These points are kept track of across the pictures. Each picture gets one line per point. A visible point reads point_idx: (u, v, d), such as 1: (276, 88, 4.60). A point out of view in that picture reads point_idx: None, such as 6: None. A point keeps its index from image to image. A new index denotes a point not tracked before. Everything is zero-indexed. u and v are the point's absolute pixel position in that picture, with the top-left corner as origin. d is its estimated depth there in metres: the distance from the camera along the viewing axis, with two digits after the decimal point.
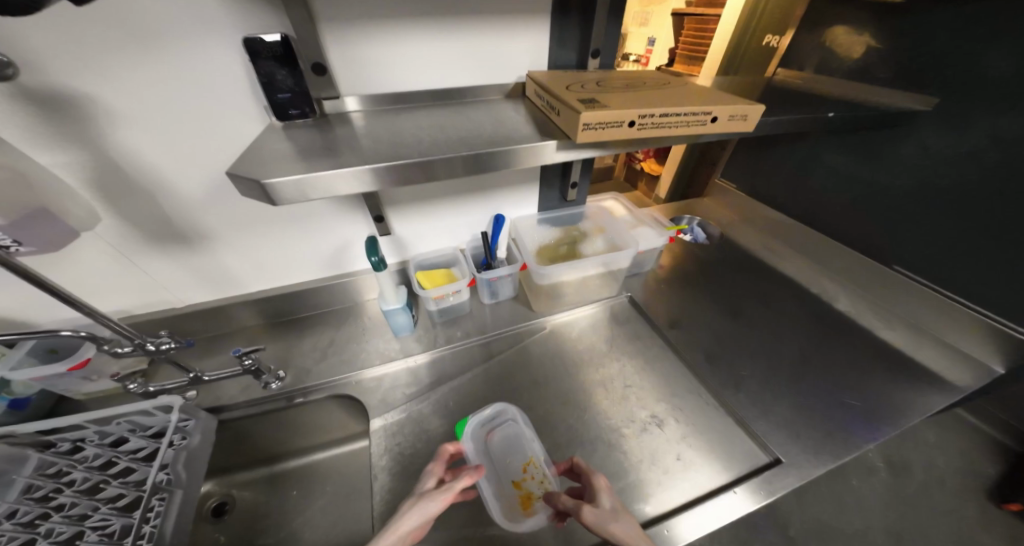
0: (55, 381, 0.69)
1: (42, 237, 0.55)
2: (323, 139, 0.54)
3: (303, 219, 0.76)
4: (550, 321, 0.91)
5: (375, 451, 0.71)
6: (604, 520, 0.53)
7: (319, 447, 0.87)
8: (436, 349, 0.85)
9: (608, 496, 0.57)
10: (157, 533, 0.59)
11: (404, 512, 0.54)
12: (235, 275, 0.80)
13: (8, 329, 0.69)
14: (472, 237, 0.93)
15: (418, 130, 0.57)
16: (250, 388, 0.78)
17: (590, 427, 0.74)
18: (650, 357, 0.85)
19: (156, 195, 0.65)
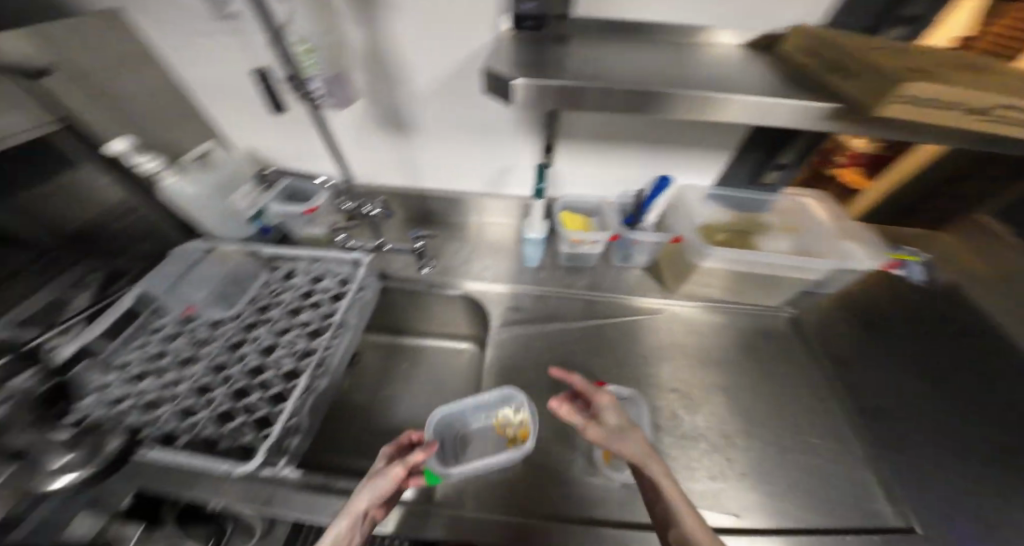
0: (288, 219, 0.84)
1: (341, 96, 0.72)
2: (554, 53, 0.55)
3: (488, 132, 0.82)
4: (686, 305, 0.85)
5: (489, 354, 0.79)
6: (612, 438, 0.51)
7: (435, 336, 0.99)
8: (562, 290, 0.87)
9: (613, 414, 0.55)
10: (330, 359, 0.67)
11: (358, 493, 0.48)
12: (416, 169, 0.91)
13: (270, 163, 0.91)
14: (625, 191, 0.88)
15: (643, 64, 0.55)
16: (402, 266, 0.91)
17: (697, 421, 0.70)
18: (782, 382, 0.75)
19: (399, 82, 0.75)
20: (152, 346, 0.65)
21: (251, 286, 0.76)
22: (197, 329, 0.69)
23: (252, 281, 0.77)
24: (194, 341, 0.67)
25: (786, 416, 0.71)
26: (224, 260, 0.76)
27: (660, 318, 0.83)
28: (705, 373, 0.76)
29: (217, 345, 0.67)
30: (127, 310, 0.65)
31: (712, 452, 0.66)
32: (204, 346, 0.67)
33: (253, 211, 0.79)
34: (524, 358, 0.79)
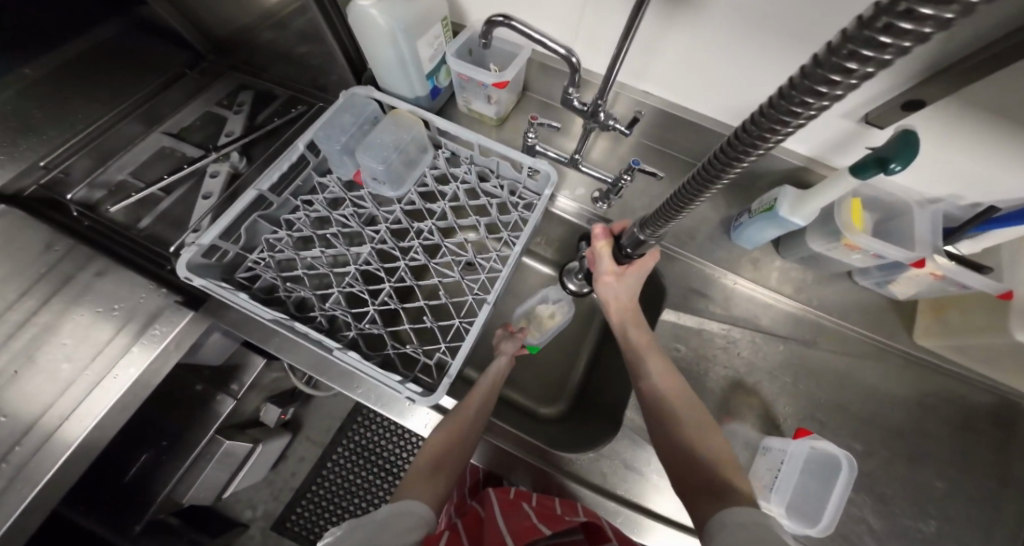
0: (466, 86, 0.65)
1: None
2: None
3: (801, 59, 0.50)
4: (916, 360, 0.65)
5: (655, 347, 0.65)
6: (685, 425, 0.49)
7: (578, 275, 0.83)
8: (762, 289, 0.68)
9: (687, 411, 0.51)
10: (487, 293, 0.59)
11: (489, 369, 0.62)
12: (655, 62, 0.61)
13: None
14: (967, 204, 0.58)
15: None
16: (579, 193, 0.71)
17: (874, 502, 0.59)
18: (992, 486, 0.60)
19: None
20: (316, 208, 0.60)
21: (421, 164, 0.63)
22: (358, 200, 0.62)
23: (421, 157, 0.63)
24: (356, 216, 0.61)
25: (979, 525, 0.58)
26: (402, 124, 0.60)
27: (875, 364, 0.65)
28: (905, 444, 0.61)
29: (378, 229, 0.60)
30: (295, 160, 0.59)
31: (881, 541, 0.57)
32: (364, 226, 0.61)
33: (433, 65, 0.62)
34: (698, 360, 0.64)
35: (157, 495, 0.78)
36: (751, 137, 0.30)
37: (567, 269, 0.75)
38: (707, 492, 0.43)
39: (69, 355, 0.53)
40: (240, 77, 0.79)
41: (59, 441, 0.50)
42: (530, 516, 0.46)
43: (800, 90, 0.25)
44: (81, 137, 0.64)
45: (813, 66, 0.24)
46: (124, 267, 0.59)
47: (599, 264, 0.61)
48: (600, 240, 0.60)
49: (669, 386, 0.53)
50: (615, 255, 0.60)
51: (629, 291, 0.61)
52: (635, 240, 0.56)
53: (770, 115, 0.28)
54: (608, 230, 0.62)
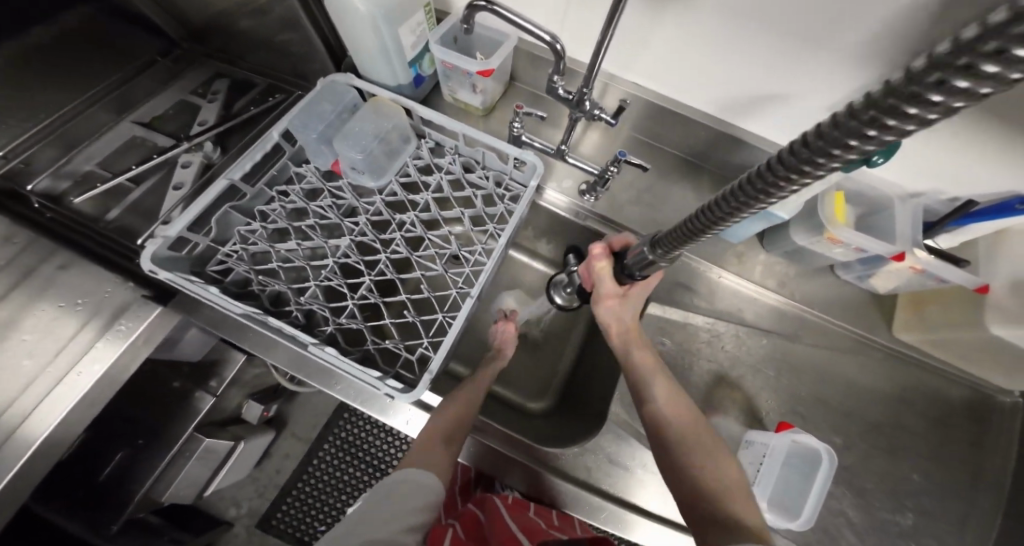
0: (451, 74, 0.63)
1: None
2: None
3: (788, 53, 0.50)
4: (895, 353, 0.67)
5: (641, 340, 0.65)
6: (700, 456, 0.49)
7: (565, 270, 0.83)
8: (747, 282, 0.68)
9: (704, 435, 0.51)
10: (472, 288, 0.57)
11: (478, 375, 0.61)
12: (642, 53, 0.60)
13: None
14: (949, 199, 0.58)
15: None
16: (566, 185, 0.70)
17: (854, 492, 0.60)
18: (964, 478, 0.61)
19: None
20: (292, 199, 0.58)
21: (403, 155, 0.61)
22: (337, 191, 0.61)
23: (403, 147, 0.62)
24: (334, 207, 0.59)
25: (951, 515, 0.59)
26: (382, 113, 0.58)
27: (857, 357, 0.66)
28: (883, 437, 0.62)
29: (358, 220, 0.59)
30: (270, 149, 0.57)
31: (860, 532, 0.58)
32: (344, 218, 0.59)
33: (416, 52, 0.60)
34: (683, 354, 0.65)
35: (134, 494, 0.76)
36: (766, 183, 0.26)
37: (556, 281, 0.74)
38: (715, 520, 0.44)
39: (30, 351, 0.50)
40: (217, 64, 0.76)
41: (21, 438, 0.48)
42: (538, 521, 0.50)
43: (791, 162, 0.24)
44: (43, 125, 0.60)
45: (845, 115, 0.20)
46: (90, 260, 0.56)
47: (600, 285, 0.59)
48: (599, 260, 0.58)
49: (671, 408, 0.52)
50: (616, 276, 0.57)
51: (627, 316, 0.60)
52: (640, 263, 0.49)
53: (774, 170, 0.25)
54: (608, 248, 0.59)
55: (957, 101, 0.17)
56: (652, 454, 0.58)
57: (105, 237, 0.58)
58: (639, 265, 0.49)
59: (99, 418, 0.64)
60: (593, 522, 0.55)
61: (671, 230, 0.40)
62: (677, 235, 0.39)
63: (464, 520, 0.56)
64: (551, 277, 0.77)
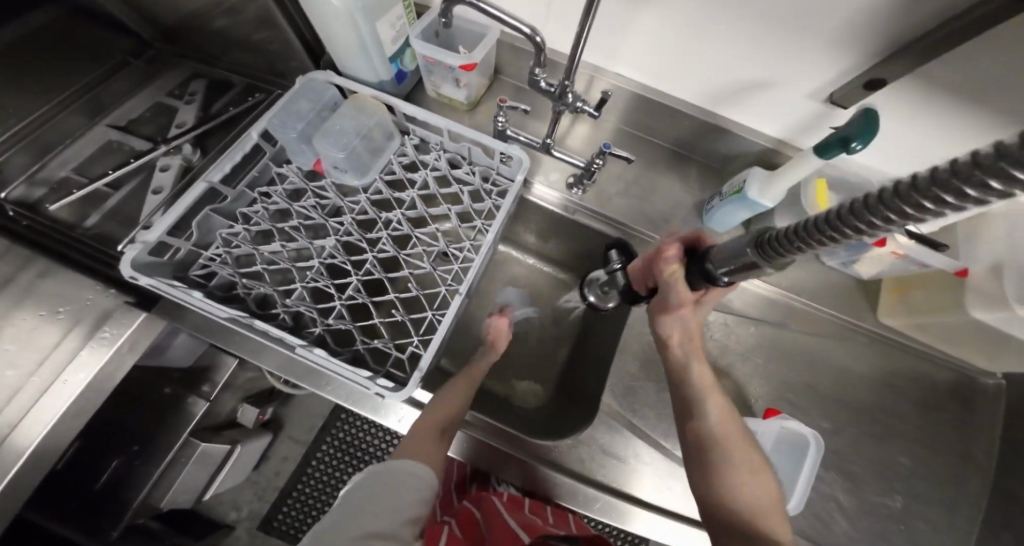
0: (433, 69, 0.62)
1: None
2: None
3: (770, 41, 0.50)
4: (881, 338, 0.68)
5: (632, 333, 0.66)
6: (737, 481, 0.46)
7: (556, 266, 0.83)
8: None
9: (744, 458, 0.48)
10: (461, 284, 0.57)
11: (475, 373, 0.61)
12: (625, 44, 0.59)
13: None
14: None
15: None
16: (553, 178, 0.70)
17: (841, 475, 0.61)
18: (950, 458, 0.63)
19: None
20: (275, 200, 0.57)
21: (387, 151, 0.61)
22: (320, 190, 0.60)
23: (387, 144, 0.61)
24: (318, 207, 0.59)
25: (937, 495, 0.61)
26: (364, 110, 0.58)
27: (844, 343, 0.67)
28: (871, 421, 0.64)
29: (343, 220, 0.58)
30: (249, 150, 0.56)
31: (850, 515, 0.59)
32: (328, 218, 0.58)
33: (396, 47, 0.59)
34: None
35: (133, 500, 0.75)
36: (860, 218, 0.23)
37: (590, 279, 0.70)
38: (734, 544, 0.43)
39: (12, 361, 0.49)
40: (193, 64, 0.74)
41: (10, 448, 0.47)
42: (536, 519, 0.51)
43: (905, 200, 0.21)
44: (14, 130, 0.58)
45: (907, 185, 0.21)
46: (69, 267, 0.55)
47: (668, 295, 0.48)
48: (671, 263, 0.46)
49: (725, 426, 0.49)
50: (692, 284, 0.46)
51: (693, 326, 0.51)
52: (730, 265, 0.38)
53: (883, 202, 0.22)
54: (683, 248, 0.48)
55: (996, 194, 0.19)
56: (644, 445, 0.59)
57: (84, 244, 0.57)
58: (729, 269, 0.39)
59: (88, 428, 0.63)
60: (588, 513, 0.56)
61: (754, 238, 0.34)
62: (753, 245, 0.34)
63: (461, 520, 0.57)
64: (590, 273, 0.72)
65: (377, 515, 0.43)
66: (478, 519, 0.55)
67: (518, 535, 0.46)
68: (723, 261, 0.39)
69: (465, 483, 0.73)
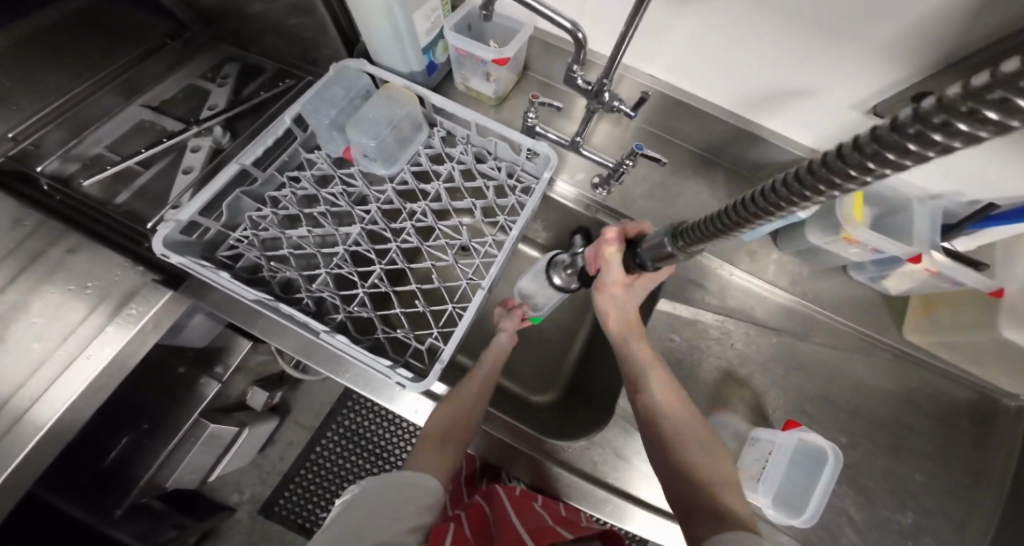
0: (465, 62, 0.62)
1: None
2: None
3: (812, 49, 0.49)
4: (904, 356, 0.66)
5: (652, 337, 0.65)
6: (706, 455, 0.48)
7: None
8: (758, 281, 0.67)
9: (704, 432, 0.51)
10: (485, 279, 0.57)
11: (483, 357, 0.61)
12: (659, 44, 0.59)
13: None
14: (972, 201, 0.57)
15: None
16: (578, 177, 0.70)
17: (853, 492, 0.61)
18: (965, 480, 0.62)
19: None
20: (303, 186, 0.58)
21: (415, 143, 0.61)
22: (348, 178, 0.60)
23: (415, 135, 0.61)
24: (346, 195, 0.59)
25: (951, 517, 0.60)
26: (395, 100, 0.57)
27: (865, 358, 0.66)
28: (889, 438, 0.63)
29: (369, 208, 0.58)
30: (281, 135, 0.56)
31: (860, 531, 0.59)
32: (355, 206, 0.59)
33: (430, 39, 0.59)
34: (691, 350, 0.65)
35: (139, 478, 0.78)
36: (800, 185, 0.24)
37: (556, 260, 0.63)
38: (712, 515, 0.43)
39: (39, 334, 0.50)
40: (226, 48, 0.75)
41: (31, 422, 0.48)
42: (544, 516, 0.49)
43: (832, 169, 0.21)
44: (51, 108, 0.59)
45: (847, 150, 0.20)
46: (97, 243, 0.55)
47: (606, 274, 0.55)
48: (611, 246, 0.52)
49: (670, 406, 0.51)
50: (626, 266, 0.52)
51: (630, 306, 0.59)
52: (655, 253, 0.45)
53: (804, 179, 0.23)
54: (622, 233, 0.53)
55: (951, 143, 0.17)
56: None
57: (115, 221, 0.58)
58: (653, 256, 0.45)
59: (107, 406, 0.66)
60: (598, 515, 0.56)
61: (700, 220, 0.35)
62: (695, 231, 0.36)
63: (471, 514, 0.55)
64: (550, 256, 0.65)
65: (379, 529, 0.40)
66: (488, 514, 0.53)
67: (523, 536, 0.44)
68: (652, 248, 0.45)
69: (474, 479, 0.73)
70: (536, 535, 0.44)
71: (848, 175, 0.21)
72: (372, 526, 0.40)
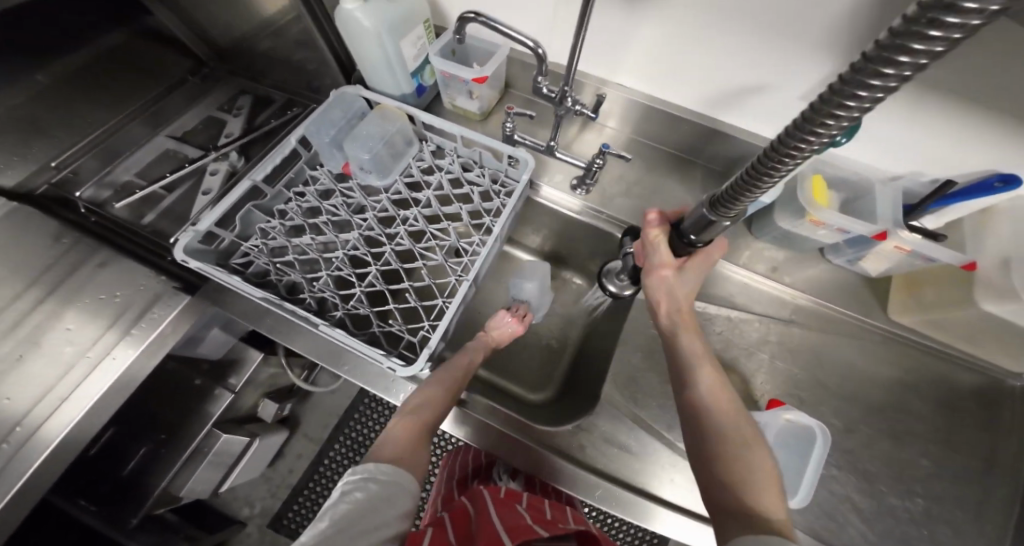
0: (450, 83, 0.69)
1: None
2: None
3: (759, 46, 0.54)
4: (898, 337, 0.66)
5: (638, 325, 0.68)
6: (743, 458, 0.47)
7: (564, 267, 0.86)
8: (740, 270, 0.69)
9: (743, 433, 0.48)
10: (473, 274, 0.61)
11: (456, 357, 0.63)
12: (625, 54, 0.64)
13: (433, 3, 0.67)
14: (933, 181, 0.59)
15: None
16: (560, 181, 0.74)
17: (858, 477, 0.59)
18: (974, 461, 0.60)
19: None
20: (307, 199, 0.64)
21: (406, 156, 0.67)
22: (348, 191, 0.66)
23: (406, 149, 0.67)
24: (345, 206, 0.65)
25: (965, 501, 0.58)
26: (388, 119, 0.64)
27: (854, 340, 0.66)
28: (889, 421, 0.62)
29: (366, 217, 0.64)
30: (288, 154, 0.63)
31: (867, 519, 0.57)
32: (353, 215, 0.65)
33: (417, 64, 0.66)
34: None
35: (155, 487, 0.79)
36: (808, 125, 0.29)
37: (610, 270, 0.73)
38: (740, 516, 0.42)
39: (71, 338, 0.55)
40: (241, 82, 0.83)
41: (60, 418, 0.52)
42: (524, 516, 0.51)
43: (841, 94, 0.26)
44: (87, 141, 0.67)
45: (862, 64, 0.25)
46: (124, 257, 0.61)
47: (652, 256, 0.57)
48: (654, 228, 0.56)
49: (718, 405, 0.50)
50: (671, 245, 0.55)
51: (680, 293, 0.56)
52: (698, 224, 0.48)
53: (818, 113, 0.28)
54: (663, 216, 0.57)
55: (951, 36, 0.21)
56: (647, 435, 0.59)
57: (144, 238, 0.65)
58: (696, 226, 0.48)
59: (115, 415, 0.67)
60: (628, 517, 0.56)
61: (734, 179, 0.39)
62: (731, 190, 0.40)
63: (456, 515, 0.57)
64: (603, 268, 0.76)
65: (370, 525, 0.39)
66: (471, 514, 0.55)
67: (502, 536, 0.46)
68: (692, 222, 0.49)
69: (466, 480, 0.75)
70: (516, 534, 0.46)
71: (872, 82, 0.25)
72: (361, 525, 0.39)
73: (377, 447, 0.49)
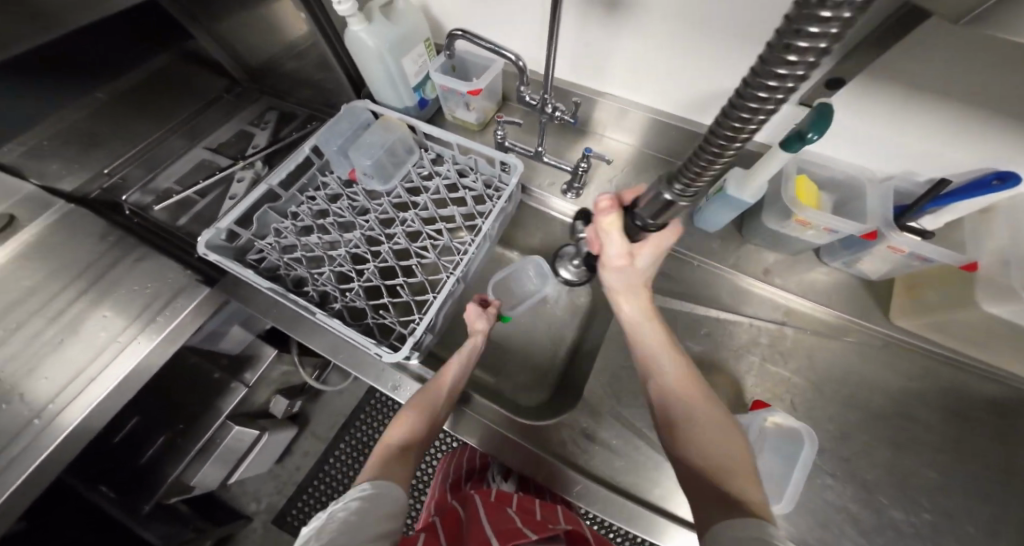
0: (448, 96, 0.74)
1: None
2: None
3: (735, 53, 0.56)
4: (899, 342, 0.63)
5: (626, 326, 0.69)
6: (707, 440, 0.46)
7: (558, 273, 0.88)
8: (732, 272, 0.69)
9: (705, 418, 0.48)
10: (464, 271, 0.65)
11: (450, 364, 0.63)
12: (609, 66, 0.68)
13: (434, 26, 0.74)
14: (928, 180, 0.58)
15: None
16: (551, 187, 0.78)
17: (855, 488, 0.56)
18: (987, 475, 0.56)
19: None
20: (317, 202, 0.71)
21: (407, 163, 0.72)
22: (353, 195, 0.72)
23: (408, 157, 0.72)
24: (350, 208, 0.71)
25: (975, 518, 0.54)
26: (391, 129, 0.70)
27: (851, 347, 0.64)
28: (889, 431, 0.59)
29: (369, 219, 0.70)
30: (302, 162, 0.70)
31: (865, 532, 0.54)
32: (357, 217, 0.70)
33: (418, 79, 0.72)
34: None
35: (167, 477, 0.84)
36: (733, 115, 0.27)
37: (562, 254, 0.78)
38: (714, 499, 0.42)
39: (106, 325, 0.62)
40: (269, 100, 0.92)
41: (88, 395, 0.58)
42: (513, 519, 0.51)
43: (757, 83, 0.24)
44: (134, 151, 0.77)
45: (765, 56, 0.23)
46: (155, 253, 0.69)
47: (609, 243, 0.50)
48: (607, 215, 0.47)
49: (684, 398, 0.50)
50: (626, 232, 0.48)
51: (637, 274, 0.55)
52: (653, 207, 0.41)
53: (743, 101, 0.25)
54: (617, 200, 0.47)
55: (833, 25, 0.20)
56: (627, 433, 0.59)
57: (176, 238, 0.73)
58: (653, 212, 0.41)
59: (134, 405, 0.73)
60: (637, 532, 0.55)
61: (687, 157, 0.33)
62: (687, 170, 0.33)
63: (446, 519, 0.57)
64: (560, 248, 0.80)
65: (368, 522, 0.42)
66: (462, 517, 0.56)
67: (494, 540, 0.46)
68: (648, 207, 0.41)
69: (460, 482, 0.75)
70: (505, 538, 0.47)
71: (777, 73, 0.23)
72: (354, 523, 0.41)
73: (364, 468, 0.52)
